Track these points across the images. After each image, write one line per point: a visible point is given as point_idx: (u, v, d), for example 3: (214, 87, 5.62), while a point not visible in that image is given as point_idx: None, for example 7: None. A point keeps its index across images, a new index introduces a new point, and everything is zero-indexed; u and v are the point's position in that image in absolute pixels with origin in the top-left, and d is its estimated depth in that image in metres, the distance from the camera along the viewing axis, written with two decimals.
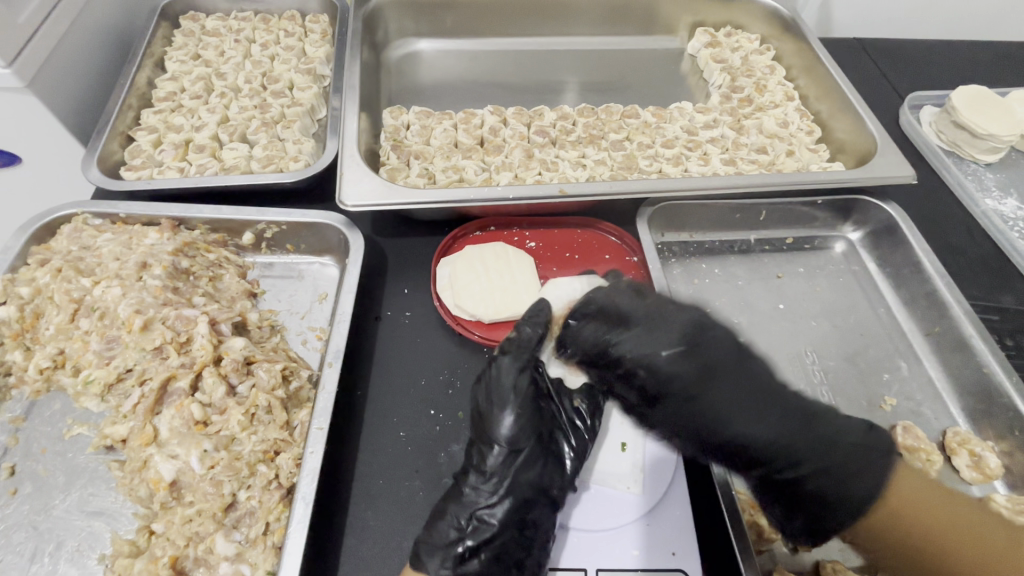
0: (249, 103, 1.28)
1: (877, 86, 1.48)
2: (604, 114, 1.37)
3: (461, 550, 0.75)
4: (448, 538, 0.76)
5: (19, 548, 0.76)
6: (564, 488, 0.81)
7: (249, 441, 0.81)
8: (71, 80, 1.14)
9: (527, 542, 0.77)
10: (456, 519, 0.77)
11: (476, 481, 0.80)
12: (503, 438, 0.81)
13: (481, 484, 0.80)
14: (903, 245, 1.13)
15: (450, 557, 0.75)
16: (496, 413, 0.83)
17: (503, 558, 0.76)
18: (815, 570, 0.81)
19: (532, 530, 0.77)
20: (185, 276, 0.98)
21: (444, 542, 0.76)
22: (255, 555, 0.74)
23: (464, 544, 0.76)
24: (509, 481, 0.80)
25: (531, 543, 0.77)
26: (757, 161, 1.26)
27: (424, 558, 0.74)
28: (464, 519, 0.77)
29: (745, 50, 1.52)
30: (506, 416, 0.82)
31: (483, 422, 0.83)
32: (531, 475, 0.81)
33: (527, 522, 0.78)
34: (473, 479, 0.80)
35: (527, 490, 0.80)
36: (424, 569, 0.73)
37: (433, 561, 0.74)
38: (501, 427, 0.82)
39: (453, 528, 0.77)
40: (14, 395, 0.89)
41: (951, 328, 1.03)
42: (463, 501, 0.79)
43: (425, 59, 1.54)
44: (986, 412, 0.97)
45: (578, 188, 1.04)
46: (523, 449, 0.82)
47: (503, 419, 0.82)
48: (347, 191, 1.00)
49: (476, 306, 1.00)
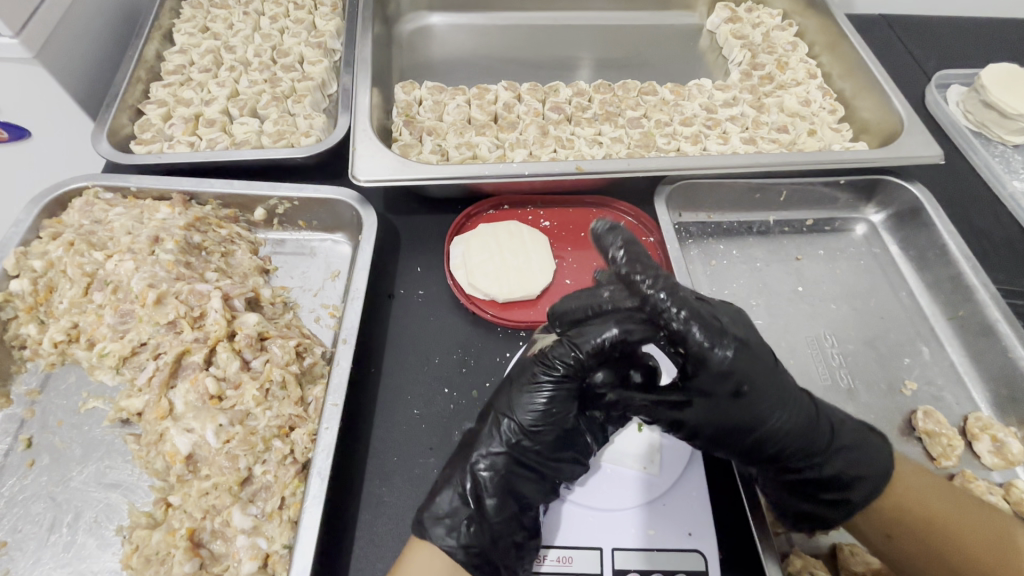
0: (259, 77, 1.26)
1: (903, 65, 1.44)
2: (620, 91, 1.33)
3: (461, 521, 0.73)
4: (451, 506, 0.74)
5: (38, 518, 0.77)
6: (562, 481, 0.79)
7: (264, 416, 0.81)
8: (79, 51, 1.12)
9: (528, 521, 0.76)
10: (462, 485, 0.75)
11: (480, 453, 0.77)
12: (531, 421, 0.76)
13: (487, 464, 0.76)
14: (927, 227, 1.10)
15: (455, 527, 0.73)
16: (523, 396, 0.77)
17: (490, 559, 0.73)
18: (832, 553, 0.80)
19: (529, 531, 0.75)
20: (198, 251, 0.97)
21: (445, 522, 0.73)
22: (271, 529, 0.74)
23: (461, 517, 0.73)
24: (517, 461, 0.77)
25: (521, 543, 0.74)
26: (778, 141, 1.23)
27: (427, 528, 0.73)
28: (472, 497, 0.75)
29: (766, 25, 1.48)
30: (537, 399, 0.76)
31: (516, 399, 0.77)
32: (535, 477, 0.78)
33: (529, 504, 0.76)
34: (481, 449, 0.77)
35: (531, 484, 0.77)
36: (427, 537, 0.72)
37: (437, 531, 0.73)
38: (528, 410, 0.76)
39: (454, 518, 0.73)
40: (29, 367, 0.89)
41: (975, 312, 1.01)
42: (467, 465, 0.76)
43: (437, 34, 1.50)
44: (1010, 397, 0.95)
45: (595, 165, 1.02)
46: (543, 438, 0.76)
47: (535, 399, 0.76)
48: (361, 166, 0.99)
49: (489, 286, 0.99)
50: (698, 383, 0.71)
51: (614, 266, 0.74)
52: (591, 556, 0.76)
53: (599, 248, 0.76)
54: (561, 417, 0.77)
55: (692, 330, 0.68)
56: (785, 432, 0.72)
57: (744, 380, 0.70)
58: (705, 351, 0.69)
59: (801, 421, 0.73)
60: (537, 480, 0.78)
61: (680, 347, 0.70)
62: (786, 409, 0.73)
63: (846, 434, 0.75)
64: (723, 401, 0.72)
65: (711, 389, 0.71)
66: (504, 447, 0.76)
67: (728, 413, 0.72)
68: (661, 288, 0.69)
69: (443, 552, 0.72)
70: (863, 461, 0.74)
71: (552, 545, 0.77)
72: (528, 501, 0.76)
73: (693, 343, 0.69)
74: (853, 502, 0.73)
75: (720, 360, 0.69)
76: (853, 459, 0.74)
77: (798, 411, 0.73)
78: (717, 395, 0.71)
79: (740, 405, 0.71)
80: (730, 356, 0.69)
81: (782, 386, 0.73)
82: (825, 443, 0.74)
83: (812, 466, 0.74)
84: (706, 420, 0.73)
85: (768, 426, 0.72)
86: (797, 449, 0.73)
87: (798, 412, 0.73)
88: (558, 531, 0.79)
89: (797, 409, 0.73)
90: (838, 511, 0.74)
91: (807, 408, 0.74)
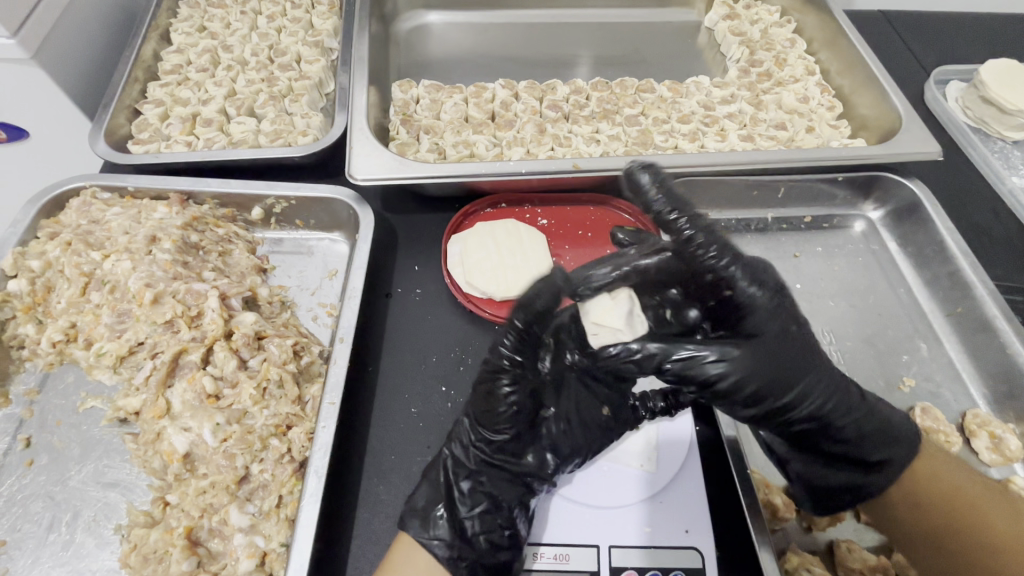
0: (256, 76, 1.25)
1: (901, 60, 1.43)
2: (618, 89, 1.33)
3: (435, 516, 0.74)
4: (426, 502, 0.76)
5: (37, 518, 0.77)
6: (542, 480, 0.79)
7: (261, 415, 0.81)
8: (76, 51, 1.12)
9: (502, 521, 0.75)
10: (438, 480, 0.78)
11: (455, 447, 0.79)
12: (490, 420, 0.76)
13: (462, 460, 0.79)
14: (925, 224, 1.10)
15: (429, 521, 0.74)
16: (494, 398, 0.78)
17: (464, 557, 0.73)
18: (829, 549, 0.80)
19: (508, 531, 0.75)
20: (195, 251, 0.97)
21: (424, 520, 0.74)
22: (268, 527, 0.74)
23: (435, 511, 0.75)
24: (490, 461, 0.79)
25: (500, 542, 0.73)
26: (776, 137, 1.23)
27: (405, 520, 0.74)
28: (443, 490, 0.77)
29: (764, 22, 1.48)
30: (508, 403, 0.76)
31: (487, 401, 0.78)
32: (508, 475, 0.79)
33: (502, 502, 0.77)
34: (454, 446, 0.79)
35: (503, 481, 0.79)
36: (405, 530, 0.74)
37: (414, 524, 0.74)
38: (499, 411, 0.76)
39: (429, 517, 0.74)
40: (28, 367, 0.89)
41: (973, 308, 1.01)
42: (442, 459, 0.79)
43: (434, 32, 1.50)
44: (1008, 393, 0.94)
45: (592, 163, 1.02)
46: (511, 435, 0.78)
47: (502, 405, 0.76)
48: (357, 165, 0.99)
49: (487, 284, 0.99)
50: (747, 328, 0.73)
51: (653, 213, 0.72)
52: (589, 554, 0.77)
53: (632, 190, 0.73)
54: (523, 416, 0.77)
55: (737, 273, 0.72)
56: (819, 395, 0.73)
57: (790, 323, 0.73)
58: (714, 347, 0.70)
59: (835, 380, 0.74)
60: (509, 478, 0.79)
61: (726, 293, 0.72)
62: (824, 368, 0.74)
63: (875, 400, 0.77)
64: (766, 347, 0.72)
65: (761, 330, 0.72)
66: (479, 448, 0.79)
67: (775, 367, 0.72)
68: (705, 233, 0.71)
69: (419, 545, 0.72)
70: (890, 436, 0.75)
71: (548, 543, 0.78)
72: (500, 499, 0.77)
73: (740, 288, 0.72)
74: (894, 462, 0.74)
75: (756, 308, 0.72)
76: (884, 429, 0.75)
77: (834, 370, 0.75)
78: (764, 336, 0.72)
79: (784, 351, 0.72)
80: (773, 296, 0.73)
81: (812, 345, 0.74)
82: (862, 401, 0.75)
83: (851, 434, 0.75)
84: (755, 374, 0.71)
85: (811, 387, 0.73)
86: (837, 408, 0.74)
87: (829, 381, 0.74)
88: (554, 529, 0.79)
89: (830, 373, 0.74)
90: (870, 478, 0.75)
91: (840, 371, 0.75)
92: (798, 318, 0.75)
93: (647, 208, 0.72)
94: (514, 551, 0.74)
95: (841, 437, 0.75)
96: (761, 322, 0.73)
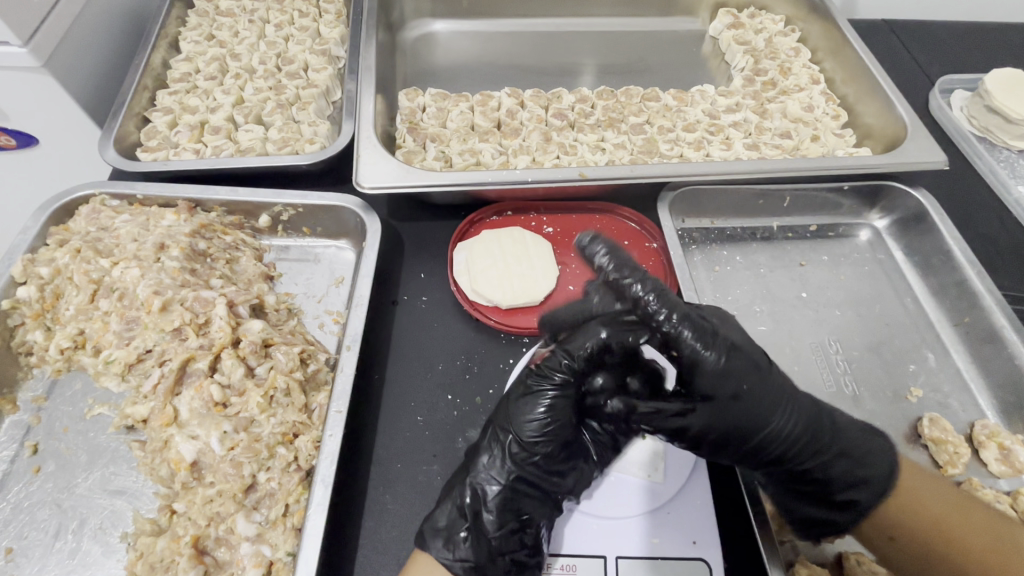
0: (264, 84, 1.26)
1: (906, 69, 1.44)
2: (623, 98, 1.34)
3: (458, 536, 0.73)
4: (449, 521, 0.75)
5: (43, 525, 0.77)
6: (567, 493, 0.79)
7: (268, 423, 0.82)
8: (86, 59, 1.13)
9: (527, 540, 0.75)
10: (461, 498, 0.76)
11: (483, 462, 0.78)
12: (529, 432, 0.77)
13: (490, 475, 0.77)
14: (932, 233, 1.10)
15: (451, 541, 0.73)
16: (522, 414, 0.77)
17: None
18: (837, 561, 0.79)
19: (534, 551, 0.74)
20: (202, 258, 0.97)
21: (447, 541, 0.73)
22: (275, 536, 0.74)
23: (458, 530, 0.74)
24: (522, 474, 0.77)
25: (524, 562, 0.74)
26: (782, 146, 1.23)
27: (427, 540, 0.74)
28: (469, 510, 0.75)
29: (769, 31, 1.48)
30: (536, 413, 0.77)
31: (512, 412, 0.78)
32: (534, 494, 0.78)
33: (529, 520, 0.76)
34: (481, 461, 0.78)
35: (532, 499, 0.77)
36: (427, 549, 0.73)
37: (436, 544, 0.73)
38: (528, 422, 0.77)
39: (453, 542, 0.73)
40: (36, 374, 0.90)
41: (981, 318, 1.01)
42: (468, 478, 0.77)
43: (440, 41, 1.51)
44: (1017, 405, 0.94)
45: (598, 171, 1.02)
46: (541, 452, 0.77)
47: (531, 417, 0.77)
48: (364, 173, 0.99)
49: (493, 292, 0.99)
50: (700, 389, 0.70)
51: (602, 273, 0.74)
52: (596, 565, 0.76)
53: (584, 259, 0.76)
54: (559, 429, 0.77)
55: (683, 332, 0.69)
56: (784, 435, 0.72)
57: (740, 380, 0.71)
58: (700, 358, 0.69)
59: (804, 420, 0.73)
60: (537, 496, 0.78)
61: (674, 352, 0.71)
62: (786, 409, 0.73)
63: (849, 438, 0.75)
64: (724, 403, 0.71)
65: (715, 390, 0.70)
66: (509, 461, 0.77)
67: (737, 416, 0.71)
68: (649, 289, 0.71)
69: (441, 566, 0.72)
70: (863, 462, 0.74)
71: (556, 555, 0.77)
72: (527, 517, 0.76)
73: (686, 346, 0.69)
74: (861, 503, 0.73)
75: (713, 363, 0.69)
76: (852, 467, 0.74)
77: (802, 411, 0.74)
78: (718, 397, 0.70)
79: (741, 406, 0.71)
80: (723, 359, 0.70)
81: (776, 387, 0.73)
82: (831, 440, 0.74)
83: (817, 463, 0.74)
84: (710, 425, 0.71)
85: (772, 428, 0.72)
86: (799, 451, 0.73)
87: (801, 412, 0.74)
88: (562, 539, 0.78)
89: (800, 407, 0.74)
90: (838, 513, 0.75)
91: (810, 408, 0.75)
92: (760, 366, 0.73)
93: (597, 270, 0.75)
94: (538, 570, 0.74)
95: (808, 478, 0.75)
96: (712, 385, 0.70)
